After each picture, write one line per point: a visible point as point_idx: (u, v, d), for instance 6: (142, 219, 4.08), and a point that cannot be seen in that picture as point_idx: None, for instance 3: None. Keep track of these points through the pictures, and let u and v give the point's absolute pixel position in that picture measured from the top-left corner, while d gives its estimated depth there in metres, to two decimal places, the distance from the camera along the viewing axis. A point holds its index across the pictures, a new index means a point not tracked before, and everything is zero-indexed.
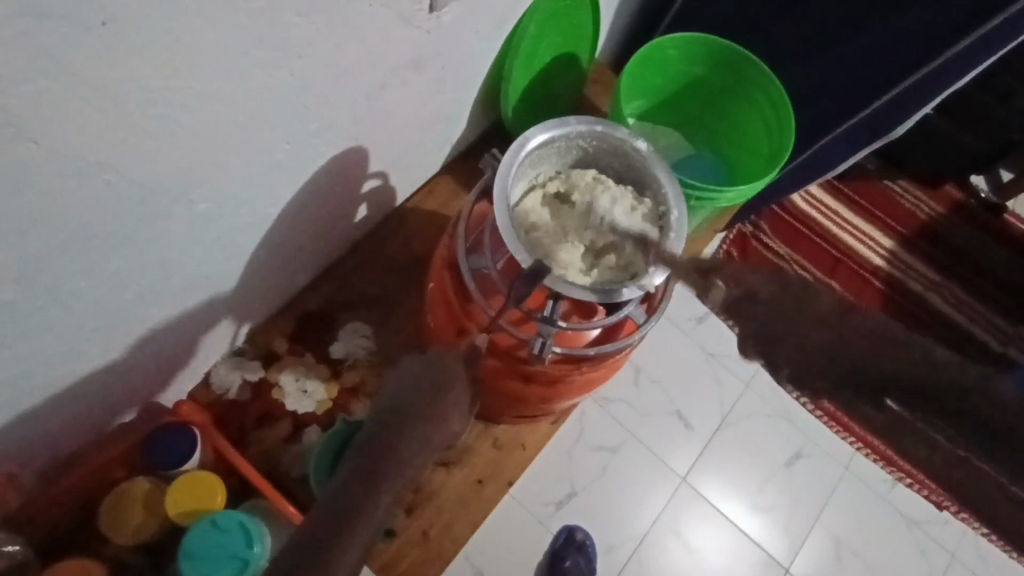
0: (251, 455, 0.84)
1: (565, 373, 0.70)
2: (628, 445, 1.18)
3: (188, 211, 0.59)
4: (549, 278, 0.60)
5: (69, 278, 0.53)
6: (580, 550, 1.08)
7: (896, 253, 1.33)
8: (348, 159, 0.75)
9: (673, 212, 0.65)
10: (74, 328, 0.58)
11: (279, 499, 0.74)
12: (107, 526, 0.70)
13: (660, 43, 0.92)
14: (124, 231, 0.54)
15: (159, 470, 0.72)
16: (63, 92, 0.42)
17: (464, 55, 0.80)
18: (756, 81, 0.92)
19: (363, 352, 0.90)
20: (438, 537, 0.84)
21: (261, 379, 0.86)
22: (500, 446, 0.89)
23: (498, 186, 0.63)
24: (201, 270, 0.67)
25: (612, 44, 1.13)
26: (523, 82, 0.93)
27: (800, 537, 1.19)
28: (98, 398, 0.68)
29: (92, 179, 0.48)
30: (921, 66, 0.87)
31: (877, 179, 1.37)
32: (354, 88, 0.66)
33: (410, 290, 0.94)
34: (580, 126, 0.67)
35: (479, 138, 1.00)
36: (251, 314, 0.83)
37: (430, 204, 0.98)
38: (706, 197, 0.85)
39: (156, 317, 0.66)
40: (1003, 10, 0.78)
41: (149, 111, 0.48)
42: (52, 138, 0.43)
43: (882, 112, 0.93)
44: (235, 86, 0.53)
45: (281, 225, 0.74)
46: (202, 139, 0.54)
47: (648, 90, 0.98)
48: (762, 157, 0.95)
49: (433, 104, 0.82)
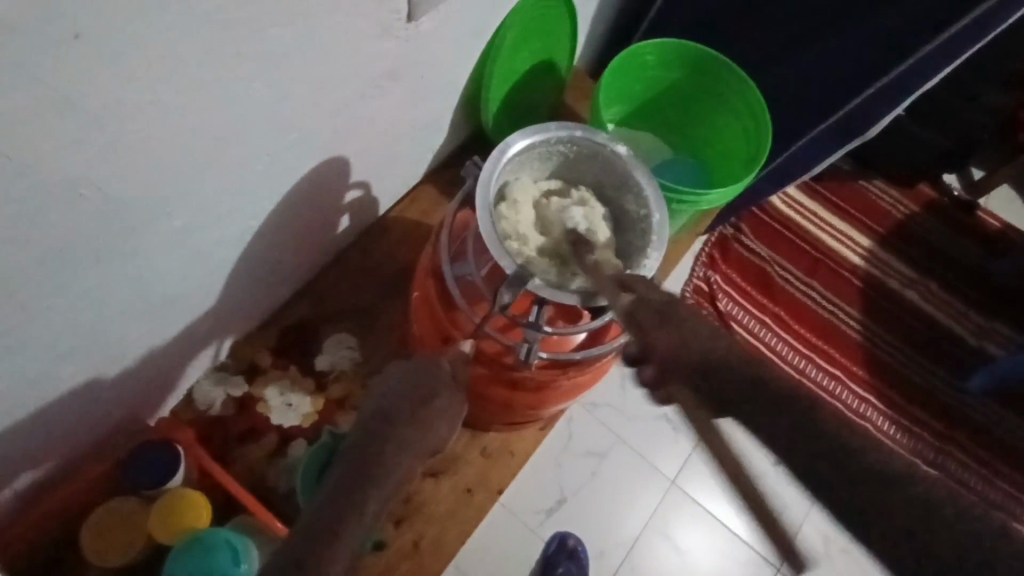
0: (236, 472, 0.83)
1: (551, 378, 0.70)
2: (617, 450, 1.18)
3: (167, 225, 0.58)
4: (534, 283, 0.60)
5: (46, 296, 0.52)
6: (572, 557, 1.08)
7: (872, 252, 1.35)
8: (329, 169, 0.75)
9: (654, 215, 0.66)
10: (51, 345, 0.57)
11: (264, 513, 0.72)
12: (88, 549, 0.69)
13: (637, 49, 0.93)
14: (102, 246, 0.54)
15: (141, 490, 0.71)
16: (38, 107, 0.41)
17: (444, 64, 0.80)
18: (732, 85, 0.94)
19: (348, 363, 0.89)
20: (428, 548, 0.84)
21: (245, 394, 0.85)
22: (488, 454, 0.89)
23: (479, 192, 0.63)
24: (181, 284, 0.66)
25: (589, 52, 1.14)
26: (503, 90, 0.94)
27: (789, 537, 1.19)
28: (77, 417, 0.67)
29: (70, 195, 0.47)
30: (890, 68, 0.89)
31: (854, 180, 1.40)
32: (334, 98, 0.66)
33: (394, 300, 0.94)
34: (560, 133, 0.67)
35: (460, 146, 1.01)
36: (233, 328, 0.82)
37: (413, 213, 0.98)
38: (687, 200, 0.86)
39: (135, 333, 0.65)
40: (962, 16, 0.81)
41: (126, 125, 0.47)
42: (27, 154, 0.43)
43: (856, 113, 0.94)
44: (211, 98, 0.52)
45: (262, 236, 0.73)
46: (179, 151, 0.54)
47: (627, 96, 0.99)
48: (739, 160, 0.97)
49: (413, 113, 0.82)
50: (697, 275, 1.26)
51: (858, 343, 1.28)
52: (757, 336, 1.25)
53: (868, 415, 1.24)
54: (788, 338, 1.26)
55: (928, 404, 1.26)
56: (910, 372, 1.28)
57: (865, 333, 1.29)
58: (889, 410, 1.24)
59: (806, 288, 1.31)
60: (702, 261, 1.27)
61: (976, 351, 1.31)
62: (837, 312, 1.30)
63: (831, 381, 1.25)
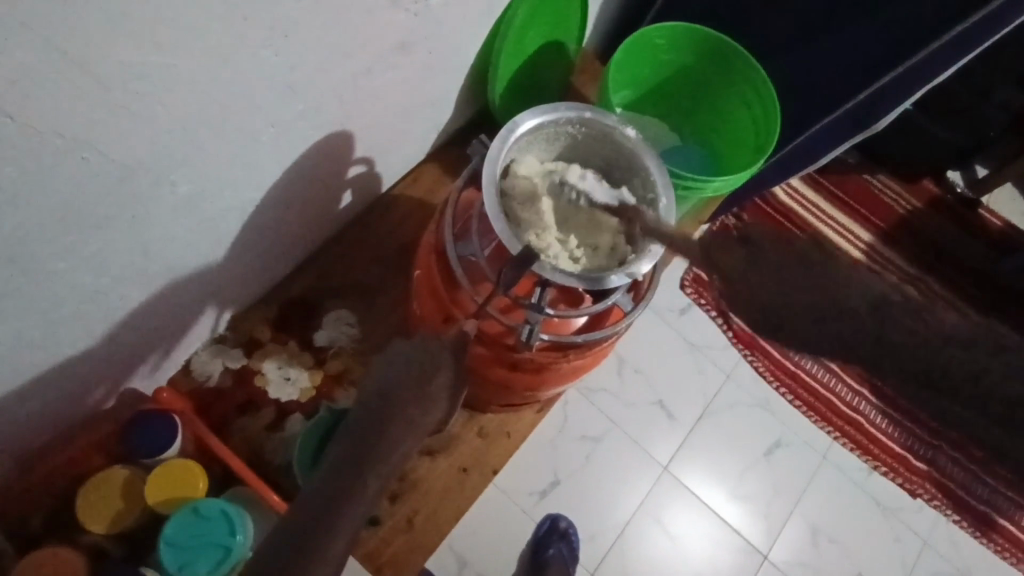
0: (234, 444, 0.83)
1: (551, 361, 0.70)
2: (611, 434, 1.18)
3: (170, 193, 0.58)
4: (539, 265, 0.60)
5: (47, 260, 0.52)
6: (563, 538, 1.09)
7: (873, 246, 1.34)
8: (334, 143, 0.74)
9: (662, 199, 0.66)
10: (52, 310, 0.56)
11: (262, 486, 0.72)
12: (82, 515, 0.68)
13: (648, 32, 0.92)
14: (105, 212, 0.53)
15: (139, 458, 0.71)
16: (44, 67, 0.40)
17: (451, 40, 0.79)
18: (742, 71, 0.93)
19: (348, 339, 0.89)
20: (423, 525, 0.84)
21: (244, 366, 0.84)
22: (485, 435, 0.89)
23: (487, 172, 0.63)
24: (183, 253, 0.66)
25: (599, 34, 1.13)
26: (511, 69, 0.92)
27: (779, 525, 1.21)
28: (75, 383, 0.66)
29: (73, 158, 0.47)
30: (902, 61, 0.88)
31: (858, 173, 1.39)
32: (340, 70, 0.65)
33: (394, 278, 0.93)
34: (570, 114, 0.67)
35: (465, 125, 1.00)
36: (233, 300, 0.82)
37: (416, 190, 0.97)
38: (693, 186, 0.86)
39: (136, 301, 0.65)
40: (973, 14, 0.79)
41: (132, 89, 0.47)
42: (30, 114, 0.42)
43: (867, 105, 0.92)
44: (217, 65, 0.52)
45: (264, 209, 0.73)
46: (183, 119, 0.53)
47: (636, 80, 0.98)
48: (746, 147, 0.96)
49: (420, 89, 0.81)
50: (697, 265, 1.29)
51: None
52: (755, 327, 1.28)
53: (860, 407, 1.28)
54: None
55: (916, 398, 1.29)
56: None
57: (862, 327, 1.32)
58: (879, 402, 1.29)
59: None
60: None
61: None
62: None
63: (826, 373, 1.29)
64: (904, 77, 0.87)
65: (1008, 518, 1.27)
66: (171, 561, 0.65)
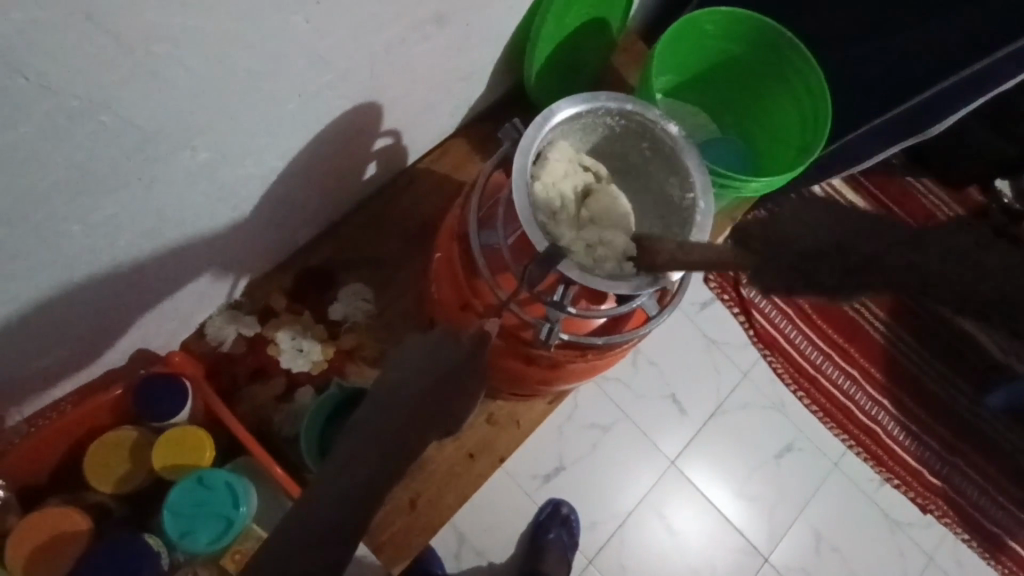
0: (243, 411, 0.83)
1: (569, 359, 0.68)
2: (621, 425, 1.17)
3: (189, 158, 0.56)
4: (564, 264, 0.57)
5: (61, 221, 0.50)
6: (564, 524, 1.09)
7: (909, 252, 1.31)
8: (360, 114, 0.72)
9: (700, 203, 0.62)
10: (65, 271, 0.55)
11: (267, 460, 0.72)
12: (90, 474, 0.69)
13: (698, 16, 0.87)
14: (121, 177, 0.52)
15: (147, 422, 0.71)
16: (62, 26, 0.38)
17: (491, 13, 0.75)
18: (794, 64, 0.88)
19: (363, 314, 0.87)
20: (425, 507, 0.84)
21: (257, 334, 0.84)
22: (495, 422, 0.88)
23: (518, 160, 0.60)
24: (201, 219, 0.64)
25: (645, 13, 1.08)
26: (550, 45, 0.88)
27: (782, 529, 1.19)
28: (87, 342, 0.66)
29: (90, 120, 0.45)
30: (969, 63, 0.81)
31: (901, 177, 1.34)
32: (373, 40, 0.62)
33: (414, 254, 0.91)
34: (610, 104, 0.63)
35: (498, 101, 0.96)
36: (250, 266, 0.80)
37: (442, 165, 0.94)
38: (731, 185, 0.82)
39: (151, 265, 0.64)
40: None
41: (153, 52, 0.44)
42: (47, 75, 0.40)
43: (918, 110, 0.88)
44: (244, 31, 0.49)
45: (285, 178, 0.71)
46: (205, 85, 0.51)
47: (680, 65, 0.93)
48: (790, 147, 0.92)
49: (454, 61, 0.78)
50: None
51: (880, 345, 1.27)
52: (778, 327, 1.25)
53: (880, 418, 1.25)
54: (809, 332, 1.26)
55: (937, 413, 1.26)
56: (924, 378, 1.27)
57: (889, 335, 1.28)
58: (900, 414, 1.25)
59: None
60: None
61: (1001, 367, 1.28)
62: (865, 311, 1.28)
63: (847, 381, 1.25)
64: (965, 82, 0.82)
65: (1020, 542, 1.24)
66: (173, 528, 0.66)
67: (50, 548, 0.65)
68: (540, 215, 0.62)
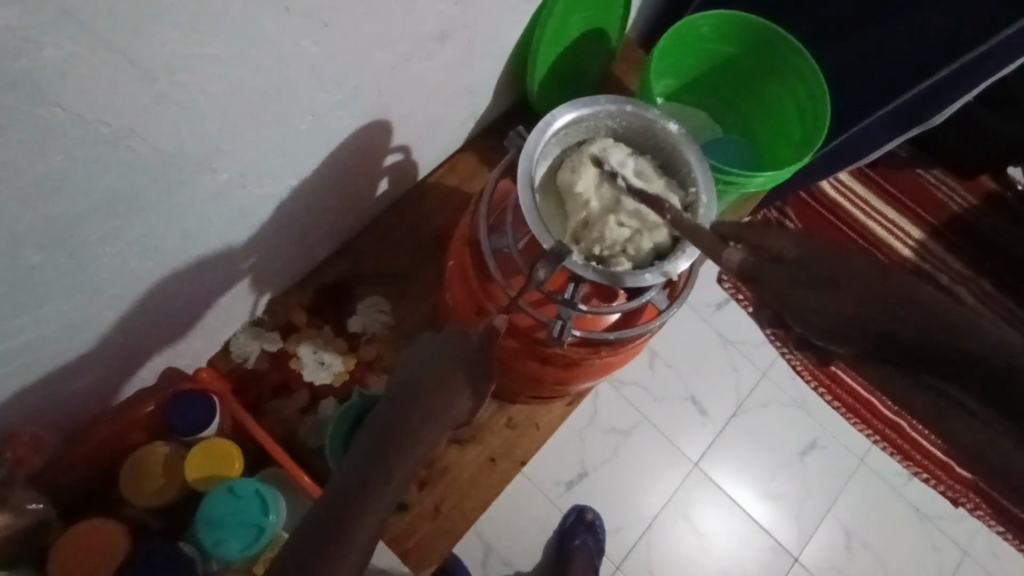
0: (269, 425, 0.85)
1: (583, 357, 0.70)
2: (641, 428, 1.17)
3: (211, 180, 0.59)
4: (571, 260, 0.59)
5: (93, 243, 0.53)
6: (589, 530, 1.09)
7: (923, 244, 1.31)
8: (370, 132, 0.74)
9: (702, 197, 0.65)
10: (99, 292, 0.58)
11: (295, 468, 0.75)
12: (126, 488, 0.72)
13: (693, 20, 0.89)
14: (147, 199, 0.54)
15: (178, 436, 0.73)
16: (92, 58, 0.41)
17: (492, 28, 0.78)
18: (790, 61, 0.90)
19: (380, 326, 0.90)
20: (449, 512, 0.85)
21: (279, 350, 0.86)
22: (514, 425, 0.89)
23: (523, 166, 0.63)
24: (222, 238, 0.67)
25: (643, 21, 1.10)
26: (551, 56, 0.91)
27: (810, 528, 1.18)
28: (118, 362, 0.69)
29: (118, 146, 0.48)
30: (964, 52, 0.83)
31: (911, 169, 1.35)
32: (379, 60, 0.65)
33: (429, 265, 0.94)
34: (610, 107, 0.67)
35: (503, 113, 0.99)
36: (271, 283, 0.83)
37: (451, 178, 0.97)
38: (735, 181, 0.83)
39: (176, 284, 0.67)
40: None
41: (174, 79, 0.47)
42: (78, 104, 0.43)
43: (919, 98, 0.89)
44: (257, 56, 0.52)
45: (302, 196, 0.73)
46: (223, 109, 0.54)
47: (678, 70, 0.95)
48: (792, 142, 0.93)
49: (459, 76, 0.80)
50: None
51: None
52: None
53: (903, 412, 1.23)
54: None
55: None
56: None
57: None
58: None
59: None
60: None
61: None
62: None
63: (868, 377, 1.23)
64: (961, 70, 0.83)
65: None
66: (207, 537, 0.68)
67: (89, 561, 0.67)
68: (563, 176, 0.66)
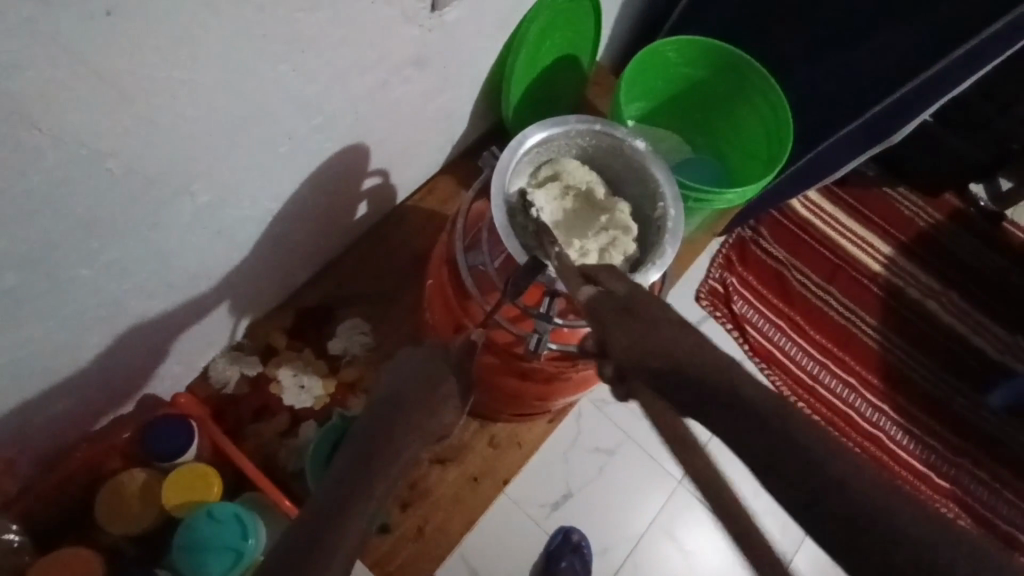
0: (249, 450, 0.84)
1: (561, 370, 0.71)
2: (625, 447, 1.18)
3: (190, 203, 0.60)
4: (546, 273, 0.60)
5: (70, 266, 0.53)
6: (576, 551, 1.08)
7: (893, 260, 1.34)
8: (349, 156, 0.76)
9: (670, 212, 0.67)
10: (76, 317, 0.58)
11: (274, 491, 0.74)
12: (104, 516, 0.71)
13: (660, 46, 0.93)
14: (128, 222, 0.55)
15: (156, 462, 0.72)
16: (71, 80, 0.42)
17: (467, 55, 0.80)
18: (754, 83, 0.93)
19: (361, 348, 0.90)
20: (433, 533, 0.85)
21: (259, 373, 0.86)
22: (496, 445, 0.89)
23: (496, 182, 0.65)
24: (201, 260, 0.67)
25: (614, 47, 1.14)
26: (525, 82, 0.93)
27: (795, 543, 1.18)
28: (96, 388, 0.68)
29: (97, 168, 0.49)
30: (921, 70, 0.87)
31: (877, 187, 1.39)
32: (355, 85, 0.67)
33: (409, 287, 0.95)
34: (579, 126, 0.69)
35: (479, 137, 1.01)
36: (251, 307, 0.83)
37: (430, 202, 0.98)
38: (705, 199, 0.86)
39: (155, 308, 0.67)
40: (988, 26, 0.79)
41: (153, 101, 0.48)
42: (57, 125, 0.44)
43: (879, 118, 0.91)
44: (234, 79, 0.53)
45: (282, 218, 0.74)
46: (202, 132, 0.55)
47: (648, 93, 0.99)
48: (760, 160, 0.96)
49: (436, 101, 0.82)
50: (713, 278, 1.26)
51: (875, 352, 1.28)
52: (773, 340, 1.25)
53: (881, 424, 1.24)
54: (804, 344, 1.26)
55: (941, 417, 1.26)
56: (922, 382, 1.27)
57: (882, 341, 1.29)
58: (900, 418, 1.24)
59: (824, 294, 1.30)
60: (718, 263, 1.27)
61: (997, 365, 1.30)
62: (855, 318, 1.30)
63: (846, 390, 1.25)
64: (917, 91, 0.86)
65: None
66: (184, 564, 0.67)
67: None
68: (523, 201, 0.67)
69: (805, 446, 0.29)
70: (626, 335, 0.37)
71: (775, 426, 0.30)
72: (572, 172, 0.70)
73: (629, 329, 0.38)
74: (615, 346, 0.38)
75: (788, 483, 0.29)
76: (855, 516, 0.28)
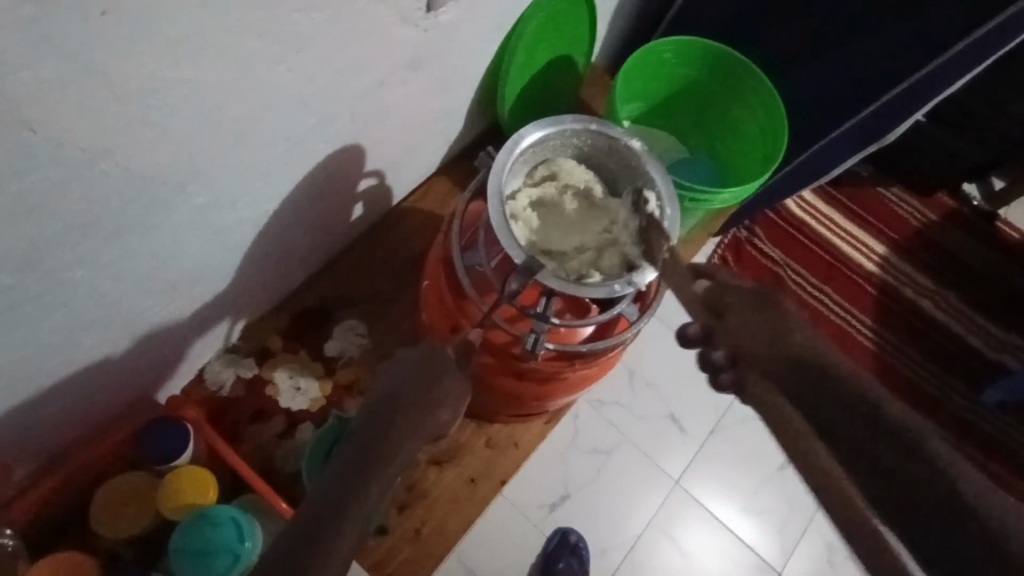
0: (246, 452, 0.84)
1: (559, 370, 0.71)
2: (623, 447, 1.18)
3: (186, 204, 0.59)
4: (543, 274, 0.60)
5: (65, 269, 0.53)
6: (574, 553, 1.08)
7: (887, 259, 1.35)
8: (346, 157, 0.76)
9: (667, 211, 0.66)
10: (71, 319, 0.58)
11: (271, 494, 0.74)
12: (99, 520, 0.70)
13: (655, 47, 0.93)
14: (124, 224, 0.55)
15: (151, 465, 0.72)
16: (66, 81, 0.42)
17: (462, 56, 0.80)
18: (748, 83, 0.93)
19: (358, 349, 0.90)
20: (431, 535, 0.84)
21: (256, 375, 0.86)
22: (493, 445, 0.89)
23: (492, 182, 0.64)
24: (197, 262, 0.67)
25: (608, 49, 1.14)
26: (521, 83, 0.93)
27: (793, 543, 1.18)
28: (91, 391, 0.68)
29: (91, 169, 0.48)
30: (915, 70, 0.87)
31: (871, 187, 1.40)
32: (351, 86, 0.67)
33: (405, 289, 0.94)
34: (575, 126, 0.69)
35: (475, 139, 1.01)
36: (247, 309, 0.83)
37: (426, 203, 0.98)
38: (700, 198, 0.86)
39: (150, 310, 0.66)
40: (978, 27, 0.80)
41: (148, 102, 0.48)
42: (51, 126, 0.43)
43: (871, 119, 0.94)
44: (230, 80, 0.53)
45: (277, 220, 0.74)
46: (198, 133, 0.54)
47: (643, 94, 0.99)
48: (755, 160, 0.97)
49: (431, 102, 0.82)
50: None
51: (871, 351, 1.29)
52: None
53: None
54: None
55: (937, 415, 1.26)
56: (917, 380, 1.28)
57: (878, 341, 1.29)
58: None
59: (819, 294, 1.31)
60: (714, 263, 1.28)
61: (991, 364, 1.31)
62: (850, 317, 1.30)
63: None
64: (908, 91, 0.88)
65: None
66: (180, 567, 0.67)
67: None
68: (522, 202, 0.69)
69: (883, 419, 0.40)
70: (743, 330, 0.45)
71: (886, 424, 0.40)
72: (571, 172, 0.71)
73: (744, 329, 0.45)
74: (728, 336, 0.46)
75: (889, 460, 0.39)
76: (917, 495, 0.38)
